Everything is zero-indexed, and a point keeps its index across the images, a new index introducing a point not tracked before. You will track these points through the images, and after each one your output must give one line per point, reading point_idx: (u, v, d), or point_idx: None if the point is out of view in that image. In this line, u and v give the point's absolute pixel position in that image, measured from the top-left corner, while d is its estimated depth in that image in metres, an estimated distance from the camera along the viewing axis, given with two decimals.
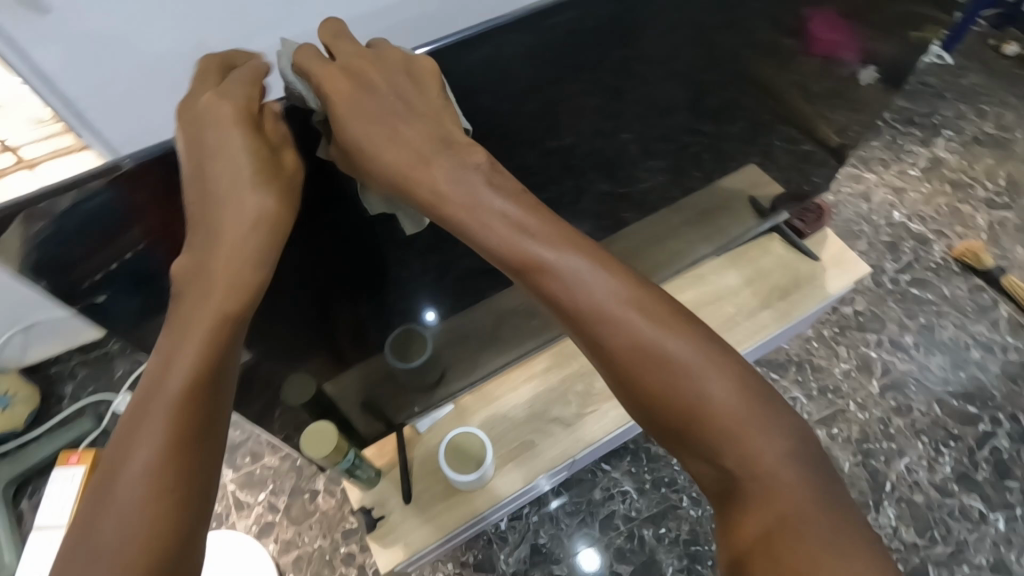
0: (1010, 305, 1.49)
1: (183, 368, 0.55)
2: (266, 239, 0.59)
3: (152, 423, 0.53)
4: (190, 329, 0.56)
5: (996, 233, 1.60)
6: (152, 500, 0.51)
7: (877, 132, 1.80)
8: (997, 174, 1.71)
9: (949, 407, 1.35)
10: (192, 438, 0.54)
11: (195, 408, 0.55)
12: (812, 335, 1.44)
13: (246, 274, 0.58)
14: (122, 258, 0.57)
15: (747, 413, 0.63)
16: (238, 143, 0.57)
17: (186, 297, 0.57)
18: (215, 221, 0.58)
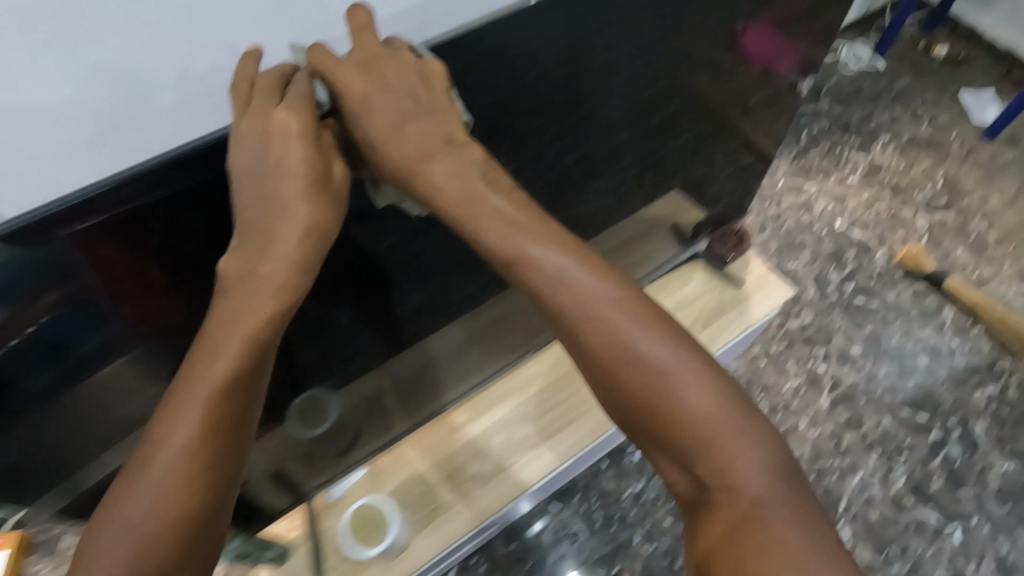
0: (954, 307, 1.49)
1: (228, 363, 0.46)
2: (315, 249, 0.48)
3: (188, 416, 0.45)
4: (230, 325, 0.47)
5: (937, 235, 1.60)
6: (174, 510, 0.44)
7: (815, 141, 1.81)
8: (934, 176, 1.72)
9: (900, 418, 1.34)
10: (223, 440, 0.47)
11: (230, 409, 0.47)
12: (759, 353, 1.43)
13: (298, 284, 0.48)
14: (40, 323, 0.44)
15: (729, 422, 0.53)
16: (297, 157, 0.46)
17: (233, 292, 0.47)
18: (265, 227, 0.47)
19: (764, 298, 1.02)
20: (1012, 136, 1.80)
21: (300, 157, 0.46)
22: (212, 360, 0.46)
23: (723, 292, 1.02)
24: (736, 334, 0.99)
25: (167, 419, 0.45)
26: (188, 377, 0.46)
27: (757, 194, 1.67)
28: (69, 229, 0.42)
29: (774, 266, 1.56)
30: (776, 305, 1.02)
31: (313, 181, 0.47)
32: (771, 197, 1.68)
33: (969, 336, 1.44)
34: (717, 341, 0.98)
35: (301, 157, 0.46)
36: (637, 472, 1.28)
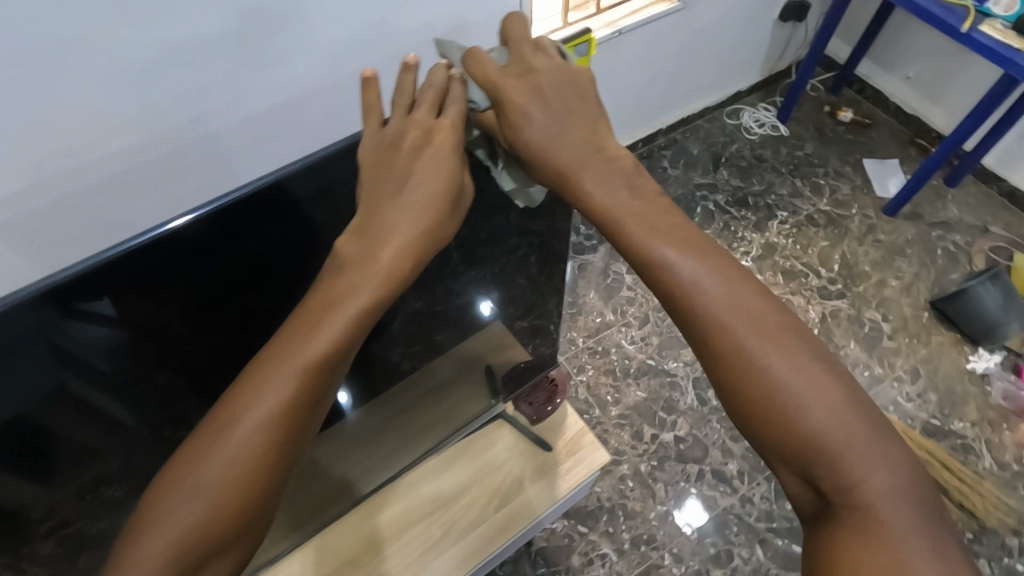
0: None
1: (324, 343, 0.48)
2: (421, 254, 0.51)
3: (276, 386, 0.47)
4: (328, 314, 0.48)
5: (828, 328, 1.50)
6: (251, 467, 0.47)
7: (708, 218, 1.70)
8: (831, 258, 1.62)
9: (774, 548, 1.23)
10: (303, 413, 0.48)
11: (315, 387, 0.48)
12: (627, 473, 1.30)
13: (404, 281, 0.50)
14: (85, 353, 0.52)
15: (868, 446, 0.45)
16: (429, 162, 0.51)
17: (338, 277, 0.50)
18: (388, 227, 0.50)
19: (574, 467, 0.89)
20: (915, 211, 1.70)
21: (433, 180, 0.51)
22: (307, 343, 0.47)
23: (529, 458, 0.89)
24: (536, 515, 0.85)
25: (255, 385, 0.47)
26: (283, 348, 0.48)
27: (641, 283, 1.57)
28: (156, 250, 0.49)
29: (652, 366, 1.44)
30: (586, 475, 0.88)
31: (440, 203, 0.51)
32: None
33: None
34: (512, 527, 0.84)
35: (439, 163, 0.51)
36: None
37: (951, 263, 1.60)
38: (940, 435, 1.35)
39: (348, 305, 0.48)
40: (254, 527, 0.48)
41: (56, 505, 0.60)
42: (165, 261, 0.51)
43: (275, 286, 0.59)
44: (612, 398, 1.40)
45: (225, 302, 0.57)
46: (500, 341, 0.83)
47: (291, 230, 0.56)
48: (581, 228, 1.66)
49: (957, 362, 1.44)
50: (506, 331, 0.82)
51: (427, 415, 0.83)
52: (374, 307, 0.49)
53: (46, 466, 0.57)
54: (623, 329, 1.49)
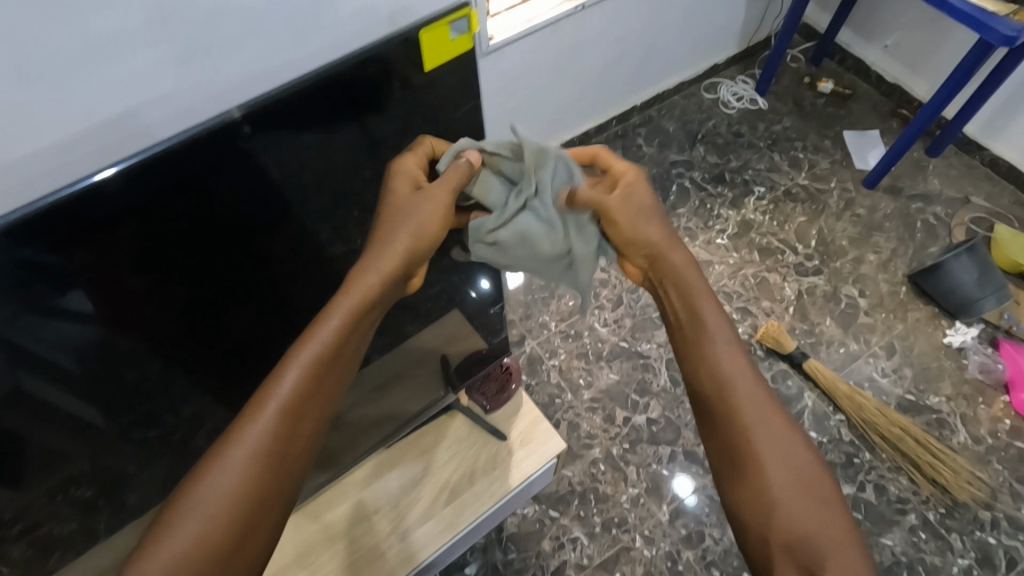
0: (814, 391, 1.37)
1: (322, 343, 0.56)
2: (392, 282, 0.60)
3: (256, 430, 0.53)
4: (294, 365, 0.55)
5: (804, 305, 1.48)
6: (263, 453, 0.53)
7: (684, 196, 1.66)
8: (808, 234, 1.59)
9: None
10: (308, 407, 0.56)
11: (318, 383, 0.56)
12: (598, 457, 1.30)
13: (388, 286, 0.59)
14: (33, 341, 0.50)
15: (815, 479, 0.55)
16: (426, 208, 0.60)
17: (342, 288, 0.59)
18: (368, 265, 0.59)
19: (526, 459, 0.89)
20: (894, 184, 1.66)
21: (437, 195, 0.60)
22: (310, 343, 0.56)
23: (479, 450, 0.89)
24: (485, 508, 0.85)
25: (270, 380, 0.55)
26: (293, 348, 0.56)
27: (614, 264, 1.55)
28: (85, 212, 0.46)
29: (625, 349, 1.43)
30: (537, 467, 0.88)
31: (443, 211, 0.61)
32: None
33: (827, 425, 1.33)
34: (460, 519, 0.85)
35: (429, 209, 0.60)
36: None
37: (929, 236, 1.58)
38: (915, 410, 1.34)
39: (341, 309, 0.57)
40: (259, 517, 0.53)
41: (25, 508, 0.59)
42: (98, 214, 0.47)
43: (240, 247, 0.56)
44: (585, 381, 1.39)
45: (189, 260, 0.54)
46: (458, 328, 0.82)
47: (241, 181, 0.53)
48: None
49: (934, 337, 1.43)
50: (460, 318, 0.80)
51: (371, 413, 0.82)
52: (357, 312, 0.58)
53: (12, 471, 0.56)
54: (596, 312, 1.48)
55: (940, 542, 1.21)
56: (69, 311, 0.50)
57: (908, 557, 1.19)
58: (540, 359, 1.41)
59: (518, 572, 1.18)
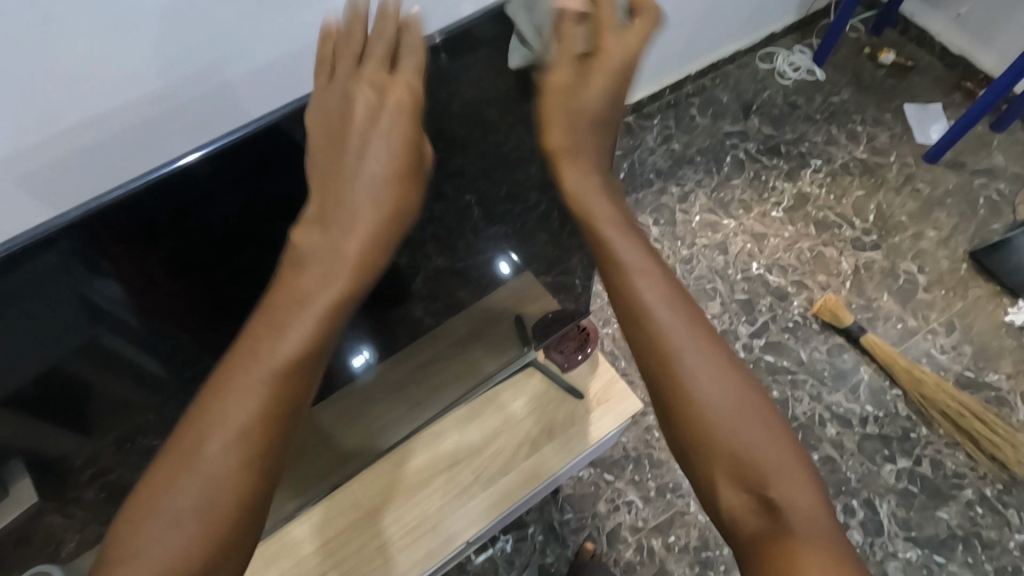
0: (871, 365, 1.36)
1: (300, 339, 0.46)
2: (382, 237, 0.48)
3: (248, 397, 0.44)
4: (283, 319, 0.46)
5: (861, 280, 1.46)
6: (238, 482, 0.43)
7: (739, 168, 1.64)
8: (866, 208, 1.56)
9: None
10: (281, 416, 0.45)
11: (295, 386, 0.46)
12: (653, 423, 1.31)
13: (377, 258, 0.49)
14: (114, 310, 0.52)
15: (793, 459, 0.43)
16: (382, 155, 0.48)
17: (312, 261, 0.47)
18: (345, 203, 0.48)
19: (603, 417, 0.90)
20: (957, 159, 1.62)
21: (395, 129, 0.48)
22: (284, 339, 0.45)
23: (558, 406, 0.91)
24: (565, 461, 0.87)
25: (224, 391, 0.44)
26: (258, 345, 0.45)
27: (667, 234, 1.54)
28: (168, 190, 0.47)
29: None
30: (615, 425, 0.90)
31: (406, 165, 0.49)
32: (684, 236, 1.54)
33: (885, 399, 1.32)
34: (540, 473, 0.87)
35: (389, 148, 0.48)
36: (507, 566, 1.18)
37: (993, 213, 1.54)
38: (974, 387, 1.33)
39: (325, 293, 0.47)
40: (235, 537, 0.43)
41: (95, 454, 0.63)
42: (183, 196, 0.48)
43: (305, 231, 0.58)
44: None
45: (244, 245, 0.55)
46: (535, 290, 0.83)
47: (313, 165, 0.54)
48: None
49: (995, 315, 1.41)
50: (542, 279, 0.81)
51: (450, 369, 0.86)
52: (350, 290, 0.47)
53: (79, 417, 0.58)
54: None
55: (997, 517, 1.21)
56: (148, 284, 0.52)
57: (964, 531, 1.20)
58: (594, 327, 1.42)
59: (574, 531, 1.21)
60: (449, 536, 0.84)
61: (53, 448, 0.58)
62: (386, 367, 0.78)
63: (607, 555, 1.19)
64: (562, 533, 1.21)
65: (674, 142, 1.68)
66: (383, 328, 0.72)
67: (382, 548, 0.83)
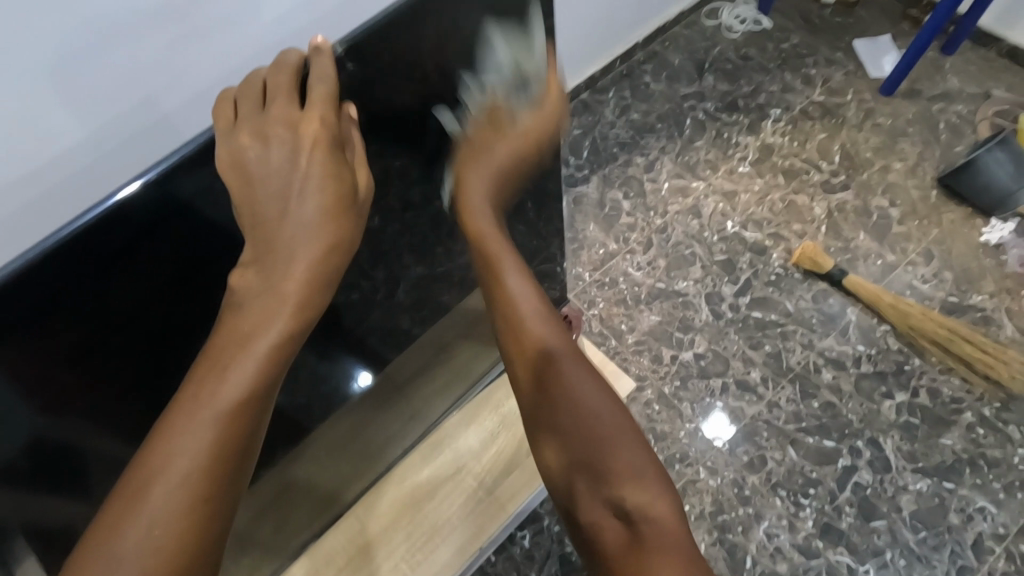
0: (857, 305, 1.37)
1: (241, 384, 0.49)
2: (323, 266, 0.52)
3: (200, 432, 0.46)
4: (230, 360, 0.49)
5: (836, 222, 1.46)
6: (185, 521, 0.45)
7: (700, 129, 1.63)
8: (831, 150, 1.56)
9: (806, 447, 1.23)
10: (226, 458, 0.47)
11: (237, 432, 0.48)
12: (652, 397, 1.30)
13: (314, 301, 0.52)
14: (77, 364, 0.51)
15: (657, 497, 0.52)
16: (320, 173, 0.52)
17: (247, 307, 0.51)
18: (283, 243, 0.52)
19: None
20: (913, 88, 1.62)
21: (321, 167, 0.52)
22: (222, 387, 0.48)
23: None
24: None
25: (175, 428, 0.46)
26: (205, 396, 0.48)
27: (639, 206, 1.53)
28: (109, 238, 0.47)
29: (663, 289, 1.42)
30: None
31: (337, 198, 0.52)
32: (655, 206, 1.53)
33: (874, 337, 1.33)
34: None
35: (323, 172, 0.52)
36: (528, 563, 1.18)
37: (955, 136, 1.55)
38: (960, 311, 1.34)
39: (260, 337, 0.50)
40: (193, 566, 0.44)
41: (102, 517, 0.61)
42: (122, 242, 0.48)
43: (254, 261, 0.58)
44: (627, 326, 1.39)
45: (196, 285, 0.55)
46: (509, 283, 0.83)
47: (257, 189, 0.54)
48: (571, 159, 1.60)
49: (971, 237, 1.42)
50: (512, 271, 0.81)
51: (441, 372, 0.86)
52: (291, 330, 0.51)
53: (77, 476, 0.57)
54: (628, 257, 1.47)
55: (998, 435, 1.22)
56: (108, 330, 0.52)
57: (969, 454, 1.21)
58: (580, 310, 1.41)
59: None
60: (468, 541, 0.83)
61: (55, 517, 0.57)
62: (378, 379, 0.77)
63: None
64: None
65: (632, 113, 1.66)
66: (364, 350, 0.72)
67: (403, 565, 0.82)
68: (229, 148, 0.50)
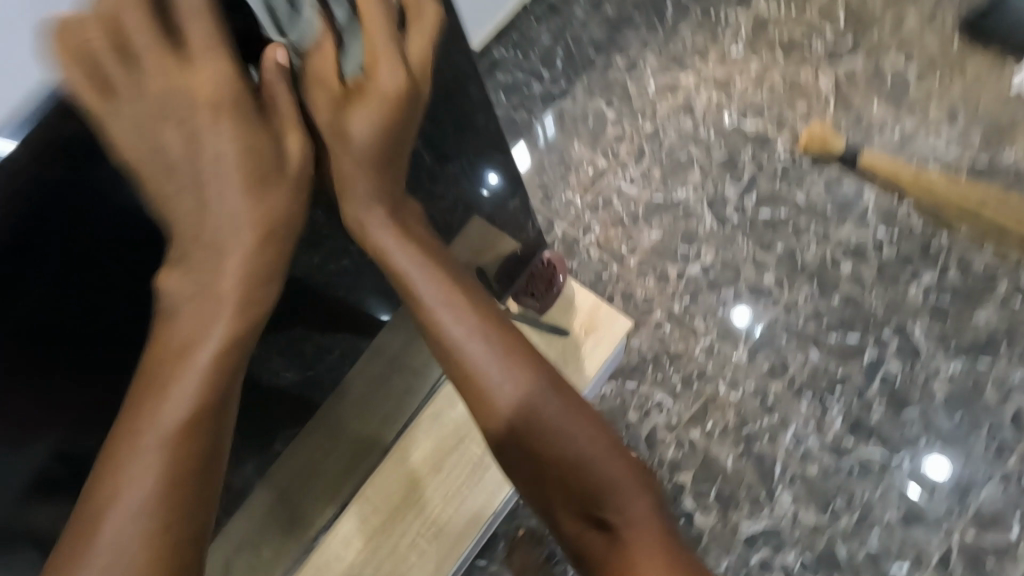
0: (875, 184, 1.25)
1: (184, 401, 0.51)
2: (261, 258, 0.54)
3: (148, 457, 0.50)
4: (179, 375, 0.52)
5: (845, 95, 1.31)
6: (156, 522, 0.48)
7: (683, 11, 1.44)
8: (834, 10, 1.37)
9: (829, 346, 1.17)
10: (197, 433, 0.52)
11: (193, 444, 0.51)
12: (662, 318, 1.25)
13: (259, 294, 0.55)
14: None
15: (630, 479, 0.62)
16: (227, 135, 0.51)
17: (183, 312, 0.53)
18: (207, 232, 0.53)
19: (596, 346, 0.85)
20: None
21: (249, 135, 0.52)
22: (168, 396, 0.51)
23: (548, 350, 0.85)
24: None
25: (123, 455, 0.50)
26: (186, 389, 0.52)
27: (625, 113, 1.40)
28: None
29: (661, 201, 1.32)
30: (610, 351, 0.85)
31: (250, 170, 0.52)
32: (643, 110, 1.39)
33: (896, 216, 1.22)
34: None
35: (230, 135, 0.51)
36: None
37: None
38: (992, 173, 1.21)
39: (205, 345, 0.53)
40: None
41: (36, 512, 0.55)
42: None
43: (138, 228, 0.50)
44: (628, 248, 1.30)
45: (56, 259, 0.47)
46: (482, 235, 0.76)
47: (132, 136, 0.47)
48: (545, 74, 1.46)
49: (1001, 86, 1.26)
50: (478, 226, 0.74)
51: (424, 350, 0.82)
52: (235, 330, 0.54)
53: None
54: (620, 172, 1.36)
55: None
56: None
57: (1005, 327, 1.14)
58: (576, 239, 1.32)
59: None
60: (473, 516, 0.81)
61: None
62: (359, 369, 0.74)
63: (651, 460, 1.17)
64: None
65: (605, 6, 1.48)
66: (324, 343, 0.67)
67: (410, 547, 0.80)
68: (122, 125, 0.48)
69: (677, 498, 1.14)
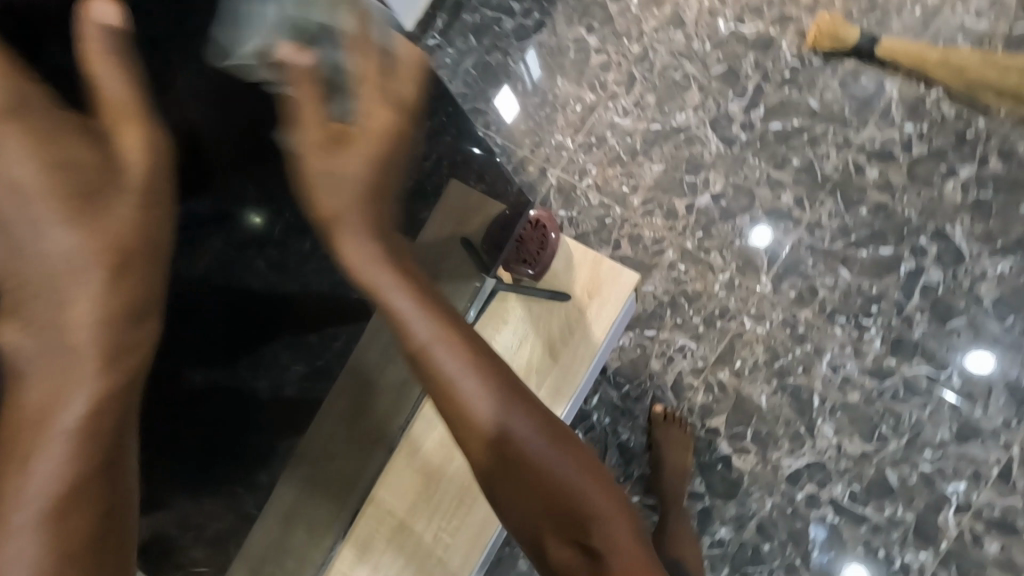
0: (898, 75, 1.11)
1: (54, 472, 0.39)
2: (112, 301, 0.39)
3: (29, 536, 0.38)
4: (40, 440, 0.38)
5: None
6: None
7: None
8: None
9: (860, 263, 1.08)
10: (77, 506, 0.39)
11: (82, 520, 0.39)
12: (675, 258, 1.16)
13: (126, 342, 0.40)
14: None
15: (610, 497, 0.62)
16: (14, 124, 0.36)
17: (31, 371, 0.39)
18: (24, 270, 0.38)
19: (602, 309, 0.77)
20: None
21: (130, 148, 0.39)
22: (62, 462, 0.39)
23: (549, 319, 0.77)
24: (580, 377, 0.74)
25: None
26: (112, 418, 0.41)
27: (607, 37, 1.26)
28: None
29: (660, 130, 1.21)
30: (619, 308, 0.76)
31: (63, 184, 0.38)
32: (627, 31, 1.26)
33: (925, 108, 1.09)
34: (560, 396, 0.73)
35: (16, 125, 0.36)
36: None
37: None
38: None
39: (63, 409, 0.39)
40: None
41: None
42: None
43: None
44: (630, 187, 1.20)
45: None
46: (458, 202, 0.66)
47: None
48: (515, 7, 1.32)
49: None
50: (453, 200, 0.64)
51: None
52: (110, 389, 0.40)
53: None
54: (611, 104, 1.24)
55: None
56: None
57: None
58: (572, 186, 1.23)
59: (638, 400, 1.14)
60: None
61: None
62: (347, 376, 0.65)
63: (680, 408, 1.11)
64: (626, 406, 1.14)
65: None
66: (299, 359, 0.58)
67: (432, 545, 0.78)
68: None
69: (712, 443, 1.09)
